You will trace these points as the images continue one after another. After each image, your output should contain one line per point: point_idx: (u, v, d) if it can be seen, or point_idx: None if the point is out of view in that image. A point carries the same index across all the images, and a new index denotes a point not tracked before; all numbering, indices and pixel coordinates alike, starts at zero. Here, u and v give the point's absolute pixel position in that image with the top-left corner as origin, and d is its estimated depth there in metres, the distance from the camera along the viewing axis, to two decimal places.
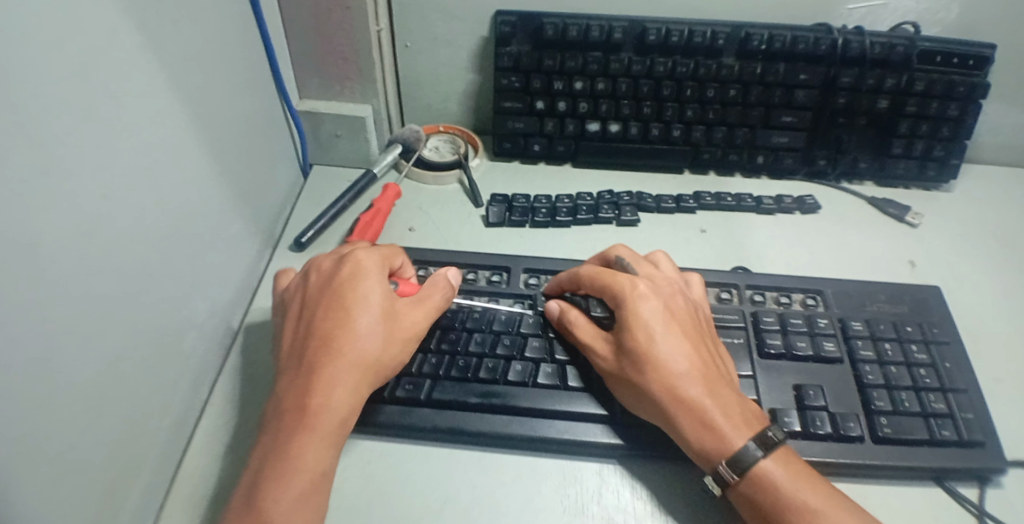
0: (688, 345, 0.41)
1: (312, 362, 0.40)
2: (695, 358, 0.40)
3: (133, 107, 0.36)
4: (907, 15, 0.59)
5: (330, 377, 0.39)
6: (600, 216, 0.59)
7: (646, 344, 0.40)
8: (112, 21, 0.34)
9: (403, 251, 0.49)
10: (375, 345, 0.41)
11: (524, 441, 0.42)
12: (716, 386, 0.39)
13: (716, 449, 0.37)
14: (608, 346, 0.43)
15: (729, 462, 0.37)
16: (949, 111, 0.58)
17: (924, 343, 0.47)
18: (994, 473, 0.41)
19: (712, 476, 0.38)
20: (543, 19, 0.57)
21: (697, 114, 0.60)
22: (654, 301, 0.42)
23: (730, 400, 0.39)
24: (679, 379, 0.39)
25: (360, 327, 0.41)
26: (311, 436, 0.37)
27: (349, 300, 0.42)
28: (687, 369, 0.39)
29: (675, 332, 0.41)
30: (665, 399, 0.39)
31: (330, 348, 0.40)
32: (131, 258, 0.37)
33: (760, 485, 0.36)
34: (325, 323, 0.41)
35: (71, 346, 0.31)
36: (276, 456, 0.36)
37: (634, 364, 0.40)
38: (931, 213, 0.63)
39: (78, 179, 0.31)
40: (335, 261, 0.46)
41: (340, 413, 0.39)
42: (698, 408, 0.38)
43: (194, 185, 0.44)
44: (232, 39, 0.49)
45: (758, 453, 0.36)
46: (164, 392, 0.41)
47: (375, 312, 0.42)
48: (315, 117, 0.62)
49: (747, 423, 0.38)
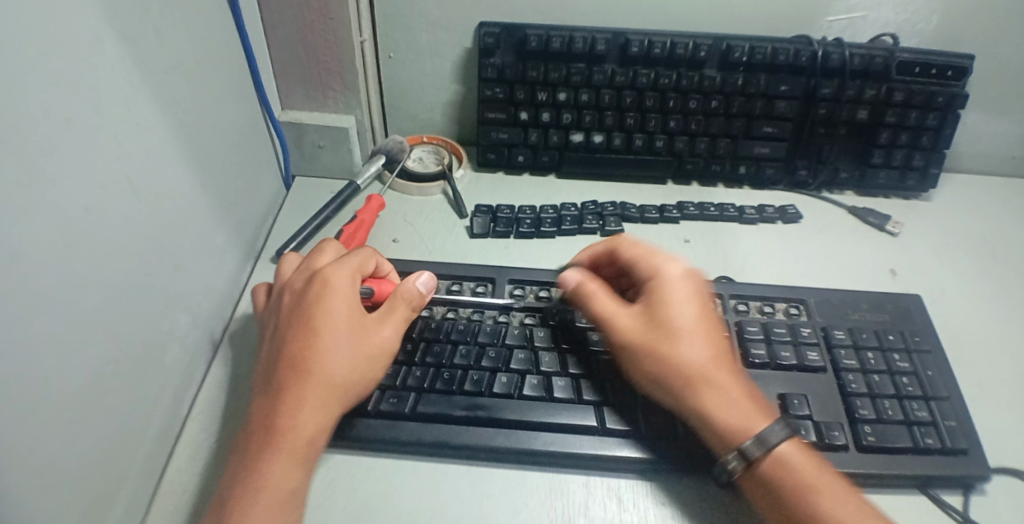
0: (711, 330, 0.43)
1: (280, 383, 0.39)
2: (720, 346, 0.42)
3: (115, 118, 0.36)
4: (886, 27, 0.60)
5: (300, 395, 0.39)
6: (585, 226, 0.59)
7: (682, 323, 0.42)
8: (95, 32, 0.34)
9: (373, 251, 0.48)
10: (345, 363, 0.41)
11: (510, 454, 0.42)
12: (734, 370, 0.41)
13: (741, 430, 0.38)
14: (637, 323, 0.43)
15: (755, 440, 0.38)
16: (929, 120, 0.59)
17: (907, 352, 0.47)
18: (978, 480, 0.42)
19: (736, 453, 0.38)
20: (526, 30, 0.58)
21: (680, 124, 0.61)
22: (683, 282, 0.44)
23: (748, 387, 0.41)
24: (697, 358, 0.41)
25: (329, 344, 0.41)
26: (277, 456, 0.36)
27: (315, 322, 0.41)
28: (709, 355, 0.41)
29: (697, 316, 0.43)
30: (696, 374, 0.40)
31: (297, 373, 0.39)
32: (112, 270, 0.36)
33: (781, 471, 0.37)
34: (294, 343, 0.41)
35: (55, 358, 0.31)
36: (242, 477, 0.36)
37: (669, 338, 0.42)
38: (911, 222, 0.63)
39: (58, 186, 0.31)
40: (303, 279, 0.45)
41: (305, 432, 0.38)
42: (727, 389, 0.40)
43: (177, 195, 0.44)
44: (216, 50, 0.49)
45: (784, 433, 0.38)
46: (146, 406, 0.41)
47: (344, 331, 0.42)
48: (299, 127, 0.62)
49: (765, 409, 0.40)
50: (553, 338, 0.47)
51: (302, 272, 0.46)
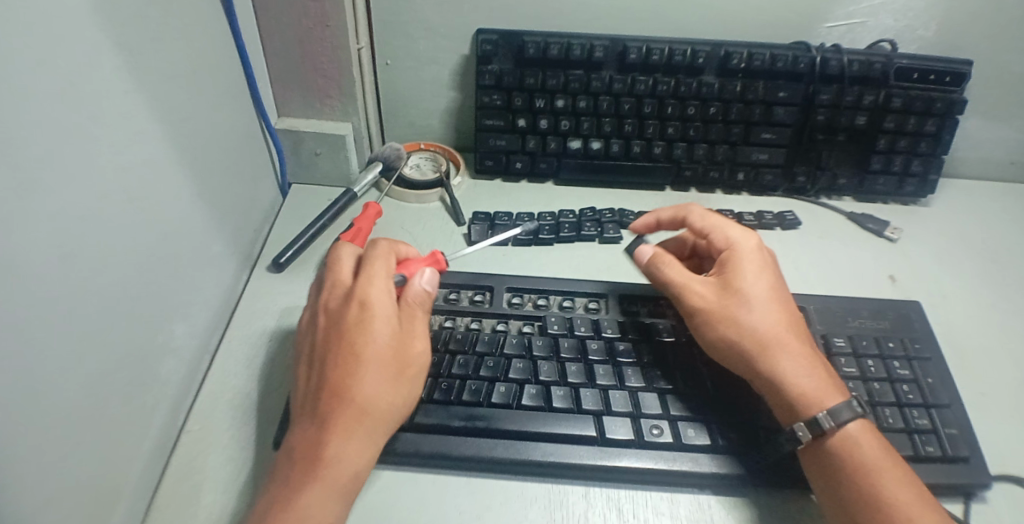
0: (782, 303, 0.45)
1: (322, 411, 0.39)
2: (791, 320, 0.44)
3: (111, 128, 0.36)
4: (884, 33, 0.60)
5: (342, 425, 0.38)
6: (583, 234, 0.59)
7: (756, 292, 0.44)
8: (90, 40, 0.34)
9: (389, 246, 0.47)
10: (389, 388, 0.40)
11: (509, 465, 0.42)
12: (805, 343, 0.43)
13: (814, 401, 0.40)
14: (709, 288, 0.46)
15: (829, 413, 0.39)
16: (927, 126, 0.59)
17: (907, 359, 0.47)
18: (979, 488, 0.41)
19: (805, 423, 0.39)
20: (525, 37, 0.58)
21: (679, 131, 0.61)
22: (755, 256, 0.47)
23: (817, 359, 0.43)
24: (770, 327, 0.43)
25: (369, 369, 0.40)
26: (320, 488, 0.36)
27: (358, 347, 0.40)
28: (781, 327, 0.43)
29: (768, 288, 0.45)
30: (771, 340, 0.42)
31: (341, 402, 0.38)
32: (107, 280, 0.36)
33: (847, 451, 0.38)
34: (338, 370, 0.40)
35: (49, 370, 0.30)
36: (280, 509, 0.35)
37: (743, 304, 0.44)
38: (909, 227, 0.63)
39: (51, 196, 0.30)
40: (343, 297, 0.44)
41: (348, 463, 0.37)
42: (801, 356, 0.42)
43: (173, 204, 0.44)
44: (212, 57, 0.49)
45: (858, 410, 0.39)
46: (142, 417, 0.40)
47: (386, 356, 0.40)
48: (296, 135, 0.62)
49: (836, 383, 0.41)
50: (551, 347, 0.47)
51: (339, 290, 0.45)
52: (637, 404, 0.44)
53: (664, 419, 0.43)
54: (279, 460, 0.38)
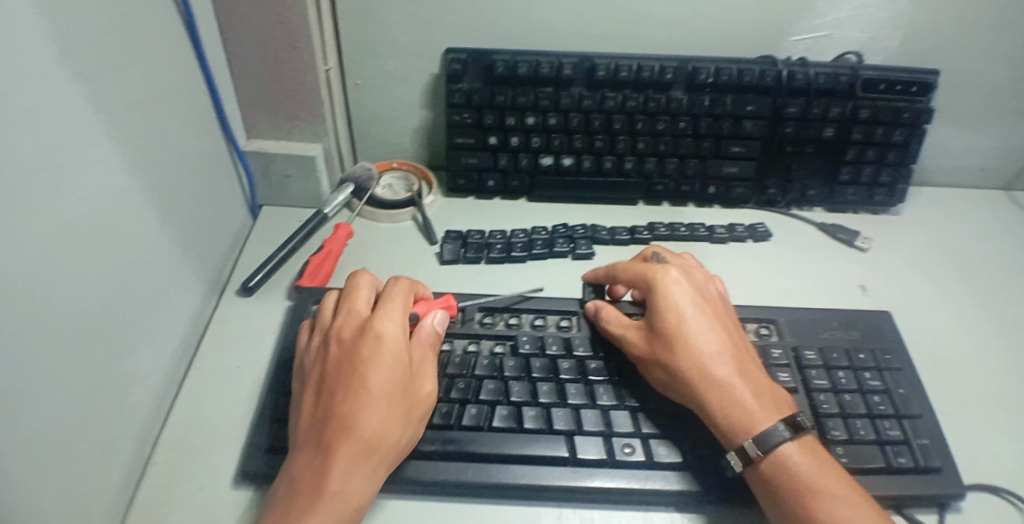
0: (716, 328, 0.44)
1: (328, 442, 0.37)
2: (724, 346, 0.43)
3: (72, 158, 0.35)
4: (851, 45, 0.61)
5: (349, 459, 0.37)
6: (555, 250, 0.59)
7: (676, 324, 0.44)
8: (50, 71, 0.33)
9: (405, 285, 0.48)
10: (397, 424, 0.39)
11: (481, 488, 0.41)
12: (744, 367, 0.43)
13: (742, 427, 0.39)
14: (638, 332, 0.46)
15: (755, 440, 0.39)
16: (895, 136, 0.59)
17: (878, 370, 0.47)
18: (953, 498, 0.41)
19: (735, 451, 0.39)
20: (493, 56, 0.58)
21: (649, 145, 0.61)
22: (681, 284, 0.46)
23: (758, 380, 0.42)
24: (703, 357, 0.42)
25: (380, 404, 0.39)
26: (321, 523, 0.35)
27: (369, 380, 0.40)
28: (711, 357, 0.42)
29: (701, 315, 0.45)
30: (695, 375, 0.42)
31: (349, 435, 0.38)
32: (70, 310, 0.35)
33: (781, 472, 0.38)
34: (348, 401, 0.39)
35: (15, 404, 0.30)
36: None
37: (665, 342, 0.44)
38: (880, 237, 0.64)
39: (16, 227, 0.30)
40: (357, 328, 0.43)
41: (349, 498, 0.36)
42: (728, 386, 0.41)
43: (139, 230, 0.43)
44: (176, 81, 0.48)
45: (783, 432, 0.38)
46: (109, 450, 0.40)
47: (394, 392, 0.40)
48: (265, 156, 0.61)
49: (776, 407, 0.41)
50: (522, 368, 0.47)
51: (353, 320, 0.44)
52: (609, 423, 0.44)
53: (637, 437, 0.43)
54: (277, 491, 0.37)
